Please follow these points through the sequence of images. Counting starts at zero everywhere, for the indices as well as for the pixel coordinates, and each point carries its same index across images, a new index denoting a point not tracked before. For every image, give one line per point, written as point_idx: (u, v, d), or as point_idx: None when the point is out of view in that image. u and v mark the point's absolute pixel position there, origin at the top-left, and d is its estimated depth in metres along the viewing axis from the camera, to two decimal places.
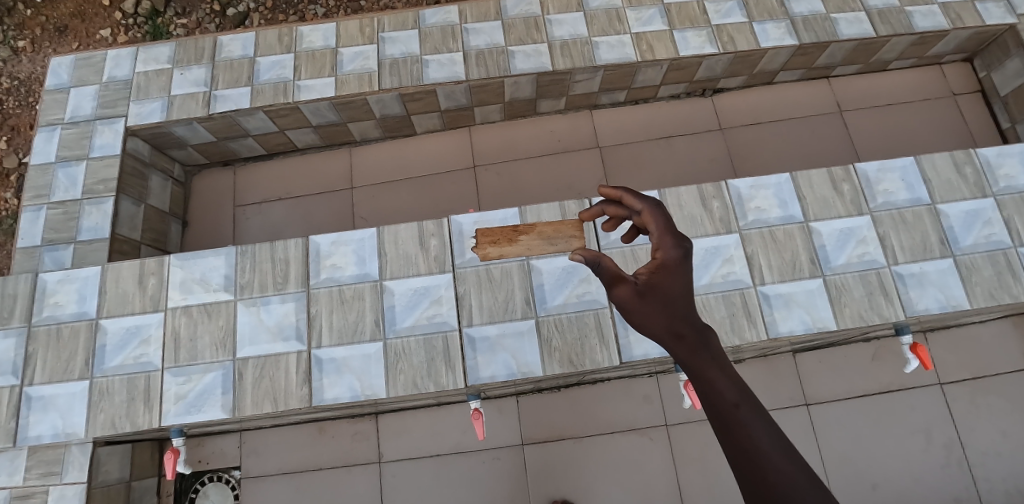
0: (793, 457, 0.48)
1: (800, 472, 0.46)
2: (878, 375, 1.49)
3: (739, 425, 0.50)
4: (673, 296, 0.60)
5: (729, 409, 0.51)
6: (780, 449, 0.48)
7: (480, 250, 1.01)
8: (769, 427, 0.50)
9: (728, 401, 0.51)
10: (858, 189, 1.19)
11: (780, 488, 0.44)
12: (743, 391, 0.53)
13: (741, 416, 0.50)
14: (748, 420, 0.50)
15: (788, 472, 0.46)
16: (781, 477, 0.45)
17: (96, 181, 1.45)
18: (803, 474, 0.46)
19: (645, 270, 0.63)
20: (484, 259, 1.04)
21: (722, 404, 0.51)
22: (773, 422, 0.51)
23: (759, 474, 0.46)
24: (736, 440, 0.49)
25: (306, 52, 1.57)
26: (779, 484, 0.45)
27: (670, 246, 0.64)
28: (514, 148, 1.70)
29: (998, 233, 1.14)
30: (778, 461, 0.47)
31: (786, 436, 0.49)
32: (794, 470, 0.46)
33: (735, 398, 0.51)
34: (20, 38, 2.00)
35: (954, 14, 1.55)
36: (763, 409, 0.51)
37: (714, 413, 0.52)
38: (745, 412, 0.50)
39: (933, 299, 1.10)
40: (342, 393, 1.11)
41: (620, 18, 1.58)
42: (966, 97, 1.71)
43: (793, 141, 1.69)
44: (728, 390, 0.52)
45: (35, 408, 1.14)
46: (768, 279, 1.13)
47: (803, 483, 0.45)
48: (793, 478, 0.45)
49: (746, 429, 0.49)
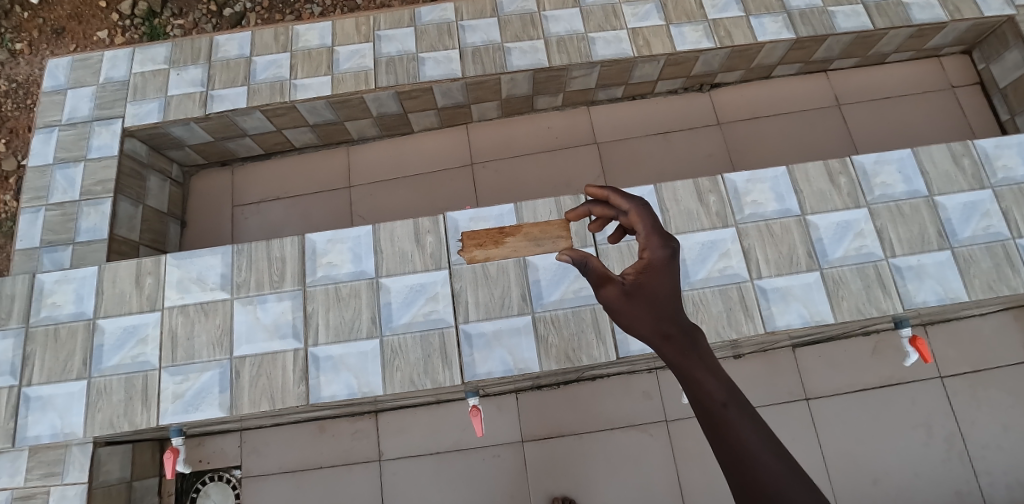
0: (782, 455, 0.48)
1: (788, 470, 0.46)
2: (878, 369, 1.49)
3: (726, 424, 0.50)
4: (660, 296, 0.60)
5: (717, 408, 0.51)
6: (768, 448, 0.48)
7: (467, 253, 1.01)
8: (758, 426, 0.50)
9: (716, 400, 0.52)
10: (855, 182, 1.18)
11: (768, 486, 0.45)
12: (731, 390, 0.53)
13: (729, 415, 0.50)
14: (737, 419, 0.50)
15: (776, 470, 0.46)
16: (769, 475, 0.45)
17: (94, 182, 1.45)
18: (791, 472, 0.46)
19: (632, 270, 0.63)
20: (472, 261, 1.03)
21: (710, 404, 0.52)
22: (761, 421, 0.51)
23: (747, 473, 0.46)
24: (725, 439, 0.49)
25: (302, 51, 1.57)
26: (767, 481, 0.45)
27: (657, 246, 0.64)
28: (511, 145, 1.70)
29: (997, 225, 1.14)
30: (766, 459, 0.47)
31: (774, 434, 0.49)
32: (782, 468, 0.46)
33: (723, 397, 0.52)
34: (18, 41, 2.00)
35: (952, 6, 1.54)
36: (752, 408, 0.51)
37: (702, 413, 0.52)
38: (734, 412, 0.50)
39: (930, 292, 1.10)
40: (339, 391, 1.11)
41: (616, 14, 1.57)
42: (965, 90, 1.70)
43: (791, 135, 1.69)
44: (716, 390, 0.52)
45: (34, 408, 1.14)
46: (765, 273, 1.13)
47: (790, 481, 0.45)
48: (781, 477, 0.45)
49: (734, 428, 0.49)
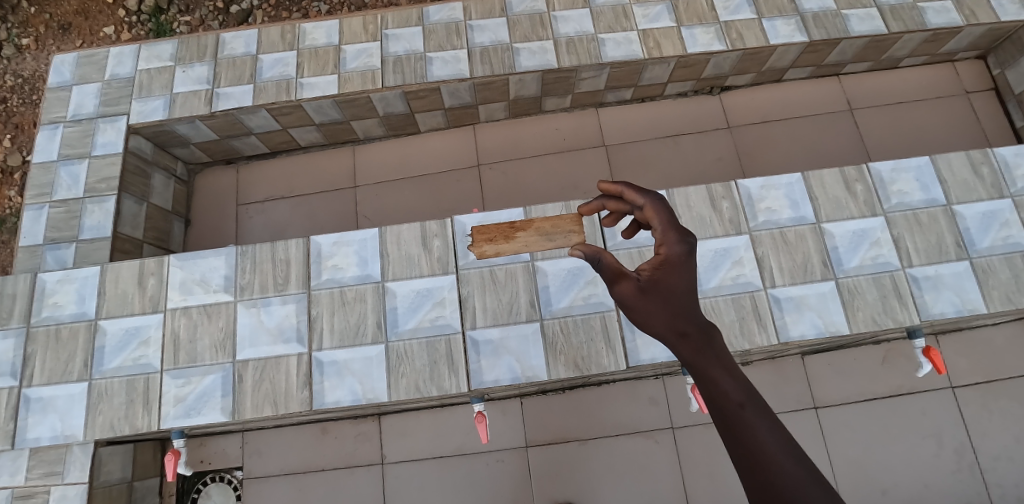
0: (801, 458, 0.46)
1: (807, 473, 0.44)
2: (888, 378, 1.47)
3: (743, 425, 0.48)
4: (675, 292, 0.58)
5: (733, 409, 0.49)
6: (785, 449, 0.46)
7: (476, 248, 1.01)
8: (776, 427, 0.48)
9: (732, 401, 0.50)
10: (872, 189, 1.16)
11: (785, 491, 0.43)
12: (748, 390, 0.51)
13: (746, 416, 0.48)
14: (754, 420, 0.48)
15: (794, 471, 0.44)
16: (786, 477, 0.44)
17: (99, 180, 1.44)
18: (810, 475, 0.44)
19: (648, 266, 0.62)
20: (482, 257, 1.03)
21: (726, 404, 0.50)
22: (780, 422, 0.49)
23: (763, 475, 0.45)
24: (740, 441, 0.47)
25: (309, 49, 1.55)
26: (784, 486, 0.43)
27: (674, 241, 0.62)
28: (519, 146, 1.68)
29: (1016, 235, 1.11)
30: (783, 462, 0.45)
31: (793, 436, 0.48)
32: (799, 471, 0.44)
33: (740, 398, 0.50)
34: (25, 36, 2.00)
35: (968, 10, 1.52)
36: (769, 409, 0.49)
37: (717, 413, 0.51)
38: (751, 412, 0.48)
39: (948, 303, 1.07)
40: (344, 396, 1.10)
41: (627, 14, 1.55)
42: (979, 95, 1.68)
43: (804, 140, 1.67)
44: (732, 389, 0.51)
45: (34, 409, 1.13)
46: (779, 281, 1.11)
47: (810, 485, 0.43)
48: (799, 479, 0.44)
49: (751, 429, 0.47)
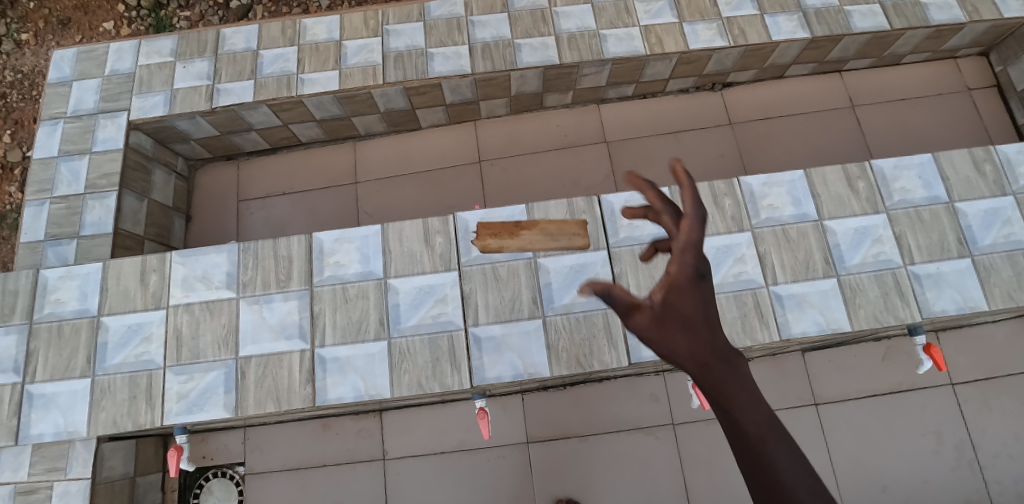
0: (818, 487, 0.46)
1: None
2: (888, 375, 1.47)
3: (764, 460, 0.46)
4: (696, 319, 0.49)
5: (755, 442, 0.47)
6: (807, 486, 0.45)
7: (480, 241, 1.12)
8: (799, 459, 0.47)
9: (754, 434, 0.48)
10: (874, 187, 1.16)
11: None
12: (770, 419, 0.49)
13: (768, 449, 0.47)
14: (777, 456, 0.46)
15: None
16: None
17: (100, 175, 1.44)
18: None
19: (661, 289, 0.50)
20: (485, 250, 1.15)
21: (747, 436, 0.48)
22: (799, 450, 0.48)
23: None
24: (761, 476, 0.46)
25: (309, 45, 1.54)
26: None
27: (694, 259, 0.50)
28: (520, 142, 1.67)
29: (1018, 233, 1.11)
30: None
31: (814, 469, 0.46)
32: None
33: (762, 432, 0.48)
34: (24, 31, 1.99)
35: (970, 7, 1.51)
36: (788, 436, 0.48)
37: (736, 441, 0.49)
38: (774, 446, 0.47)
39: (950, 300, 1.08)
40: (346, 393, 1.10)
41: (629, 10, 1.55)
42: (981, 92, 1.67)
43: (806, 136, 1.66)
44: (754, 420, 0.49)
45: (37, 406, 1.13)
46: (780, 278, 1.11)
47: None
48: None
49: (772, 465, 0.46)
